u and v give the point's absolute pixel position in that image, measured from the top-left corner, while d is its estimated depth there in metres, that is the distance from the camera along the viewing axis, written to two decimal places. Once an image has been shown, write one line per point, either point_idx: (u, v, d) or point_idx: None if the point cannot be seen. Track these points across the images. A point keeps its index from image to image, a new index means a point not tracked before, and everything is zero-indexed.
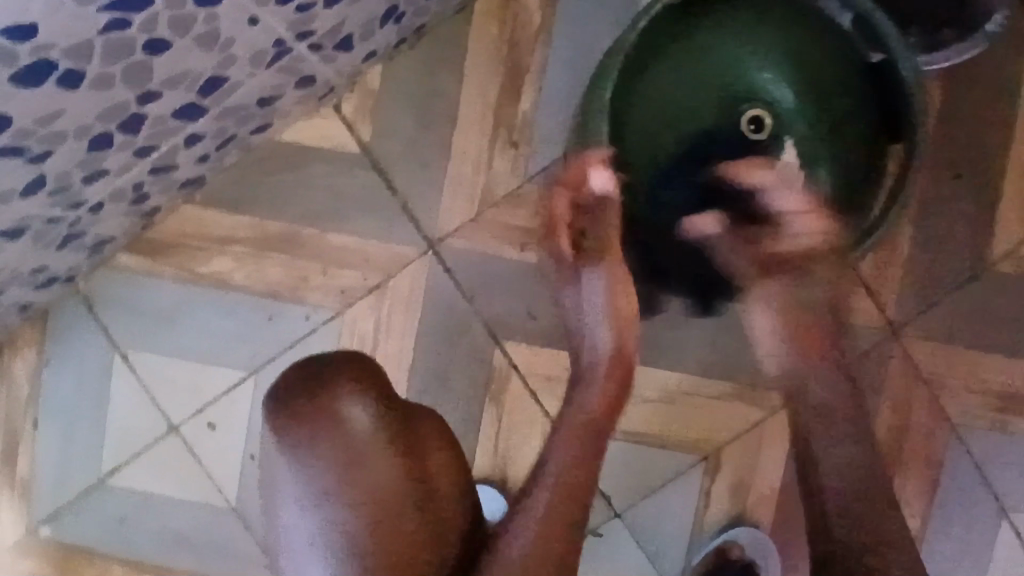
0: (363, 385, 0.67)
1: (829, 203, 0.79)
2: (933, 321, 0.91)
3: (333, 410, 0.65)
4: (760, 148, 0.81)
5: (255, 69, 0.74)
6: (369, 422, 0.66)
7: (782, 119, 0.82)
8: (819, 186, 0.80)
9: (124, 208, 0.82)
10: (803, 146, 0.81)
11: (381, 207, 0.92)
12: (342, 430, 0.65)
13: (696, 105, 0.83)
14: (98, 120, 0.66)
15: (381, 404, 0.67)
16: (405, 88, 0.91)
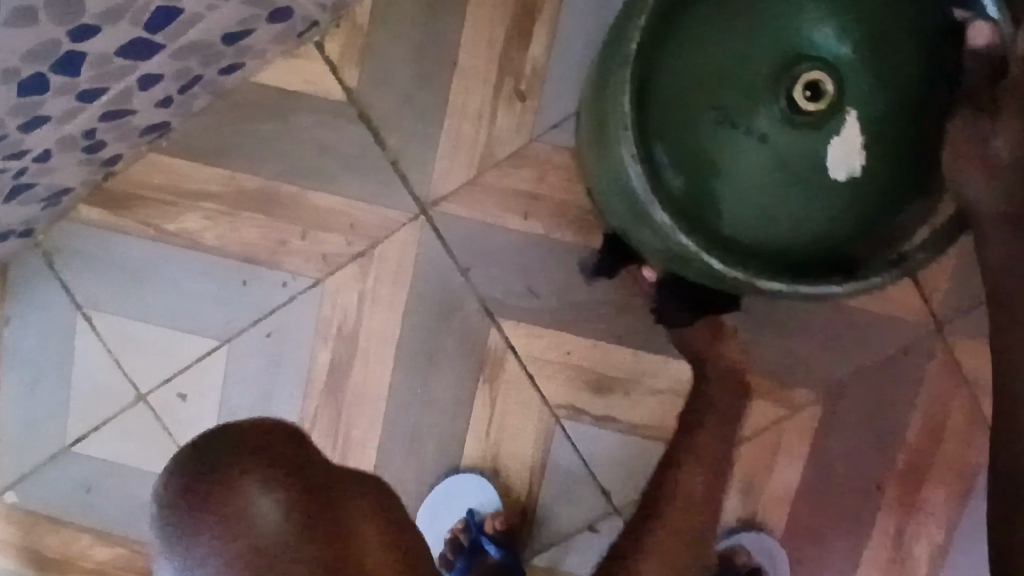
0: (266, 458, 0.34)
1: (874, 204, 0.58)
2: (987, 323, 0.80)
3: (221, 500, 0.33)
4: (812, 127, 0.56)
5: (217, 0, 0.63)
6: (279, 520, 0.33)
7: (842, 86, 0.56)
8: (870, 182, 0.58)
9: (76, 155, 0.75)
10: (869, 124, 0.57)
11: (368, 164, 0.81)
12: (236, 535, 0.32)
13: (728, 54, 0.58)
14: (24, 62, 0.56)
15: (298, 489, 0.34)
16: (398, 27, 0.79)
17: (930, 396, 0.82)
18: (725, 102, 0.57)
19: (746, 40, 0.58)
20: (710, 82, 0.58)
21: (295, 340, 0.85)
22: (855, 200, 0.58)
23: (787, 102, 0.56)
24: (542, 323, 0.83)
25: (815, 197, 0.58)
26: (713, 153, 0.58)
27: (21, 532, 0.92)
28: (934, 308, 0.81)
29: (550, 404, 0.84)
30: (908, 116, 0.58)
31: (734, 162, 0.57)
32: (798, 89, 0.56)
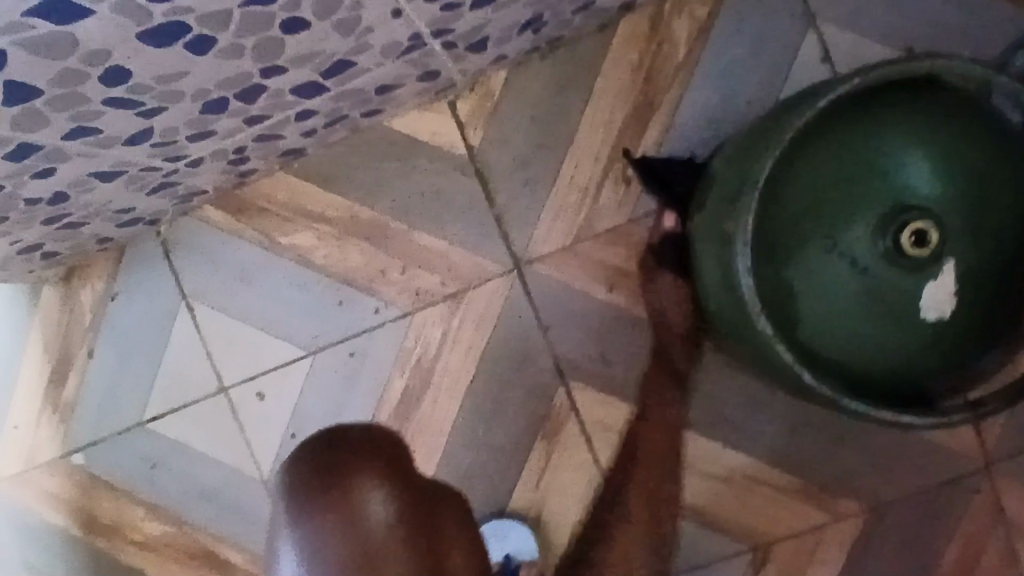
0: (389, 472, 0.54)
1: (953, 346, 0.64)
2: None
3: (348, 492, 0.52)
4: (913, 270, 0.61)
5: (384, 59, 0.71)
6: (387, 516, 0.52)
7: (945, 239, 0.61)
8: (952, 322, 0.63)
9: (222, 166, 0.83)
10: (965, 275, 0.62)
11: (475, 216, 0.88)
12: (356, 518, 0.51)
13: (846, 191, 0.63)
14: (217, 87, 0.63)
15: (404, 494, 0.54)
16: (526, 99, 0.86)
17: (968, 529, 0.84)
18: (835, 235, 0.63)
19: (865, 181, 0.63)
20: (825, 214, 0.63)
21: (374, 363, 0.90)
22: (944, 340, 0.63)
23: (897, 245, 0.60)
24: (609, 390, 0.88)
25: (908, 333, 0.63)
26: (814, 277, 0.63)
27: (78, 492, 0.97)
28: (986, 445, 0.84)
29: (602, 466, 0.88)
30: (999, 270, 0.63)
31: (830, 287, 0.63)
32: (906, 235, 0.60)
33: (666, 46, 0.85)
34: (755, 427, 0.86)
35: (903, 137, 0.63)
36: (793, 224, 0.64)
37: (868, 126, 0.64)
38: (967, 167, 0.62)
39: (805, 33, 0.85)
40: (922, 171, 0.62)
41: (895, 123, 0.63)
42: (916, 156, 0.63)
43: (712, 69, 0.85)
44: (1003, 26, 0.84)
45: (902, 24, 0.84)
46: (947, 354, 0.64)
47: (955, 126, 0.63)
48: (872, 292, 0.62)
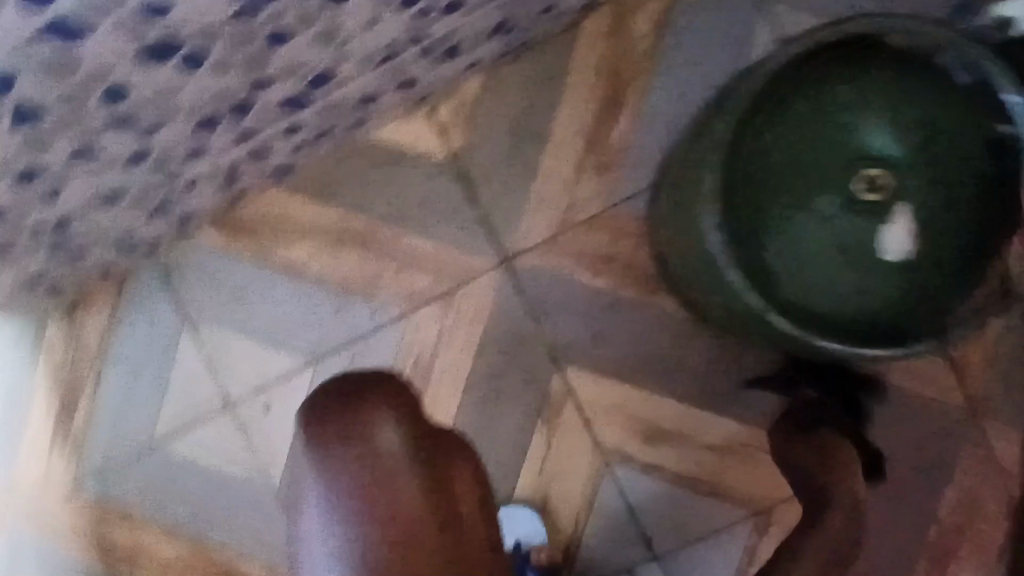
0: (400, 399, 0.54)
1: (914, 288, 0.68)
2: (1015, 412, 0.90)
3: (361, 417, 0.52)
4: (870, 213, 0.65)
5: (364, 69, 0.75)
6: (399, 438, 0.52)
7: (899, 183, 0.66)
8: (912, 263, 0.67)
9: (216, 185, 0.86)
10: (921, 218, 0.66)
11: (461, 216, 0.92)
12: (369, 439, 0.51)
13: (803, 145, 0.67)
14: (210, 103, 0.68)
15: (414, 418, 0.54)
16: (501, 102, 0.91)
17: (961, 471, 0.90)
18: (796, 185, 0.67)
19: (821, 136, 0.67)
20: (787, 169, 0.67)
21: (375, 366, 0.93)
22: (909, 282, 0.68)
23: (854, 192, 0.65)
24: (604, 372, 0.91)
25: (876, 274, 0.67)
26: (780, 226, 0.67)
27: (93, 520, 0.99)
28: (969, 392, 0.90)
29: (604, 448, 0.91)
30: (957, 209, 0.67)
31: (794, 234, 0.67)
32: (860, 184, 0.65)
33: (628, 42, 0.90)
34: (744, 395, 0.90)
35: (854, 92, 0.67)
36: (757, 181, 0.68)
37: (822, 83, 0.68)
38: (919, 116, 0.67)
39: (757, 20, 0.90)
40: (875, 122, 0.67)
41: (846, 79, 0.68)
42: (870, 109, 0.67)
43: (674, 59, 0.90)
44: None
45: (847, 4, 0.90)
46: (909, 296, 0.68)
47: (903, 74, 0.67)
48: (833, 235, 0.66)
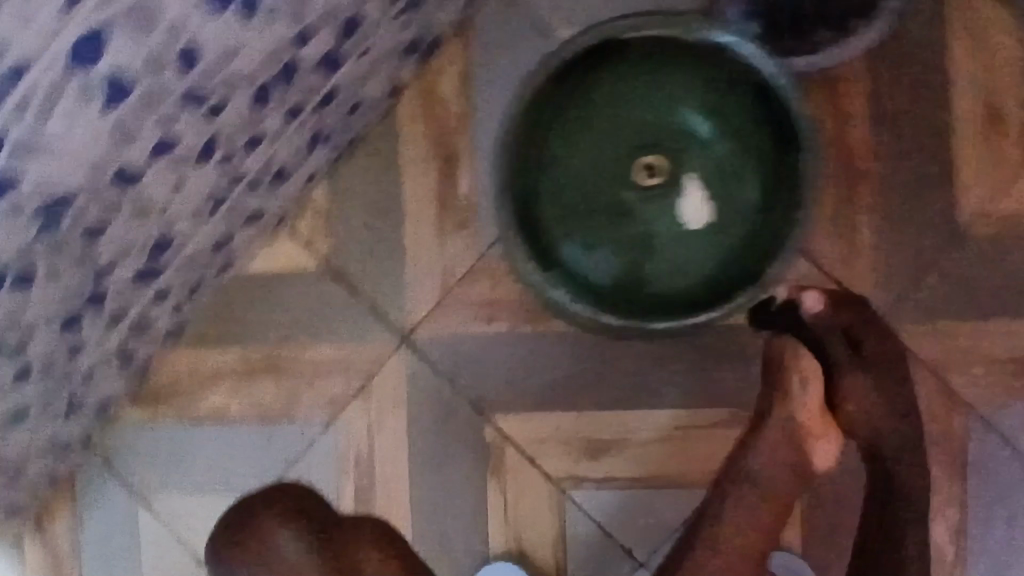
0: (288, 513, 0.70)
1: (729, 229, 0.80)
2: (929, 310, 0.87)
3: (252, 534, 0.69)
4: (660, 193, 0.81)
5: (198, 223, 0.80)
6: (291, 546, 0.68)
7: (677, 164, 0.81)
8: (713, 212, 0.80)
9: (115, 369, 0.90)
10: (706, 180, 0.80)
11: (351, 314, 0.96)
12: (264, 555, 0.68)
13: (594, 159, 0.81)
14: (65, 305, 0.72)
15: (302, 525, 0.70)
16: (349, 199, 0.95)
17: None
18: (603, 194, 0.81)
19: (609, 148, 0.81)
20: (590, 181, 0.81)
21: (320, 478, 0.96)
22: (722, 232, 0.80)
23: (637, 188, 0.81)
24: (527, 409, 0.93)
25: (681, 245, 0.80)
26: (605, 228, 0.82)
27: None
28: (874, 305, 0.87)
29: (555, 478, 0.93)
30: (738, 174, 0.80)
31: (616, 231, 0.81)
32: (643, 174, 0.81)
33: (441, 103, 0.95)
34: (663, 382, 0.92)
35: (628, 98, 0.81)
36: (567, 194, 0.82)
37: (591, 98, 0.81)
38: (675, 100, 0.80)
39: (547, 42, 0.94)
40: (643, 120, 0.81)
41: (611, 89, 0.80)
42: (634, 110, 0.81)
43: (489, 103, 0.94)
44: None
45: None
46: (728, 237, 0.80)
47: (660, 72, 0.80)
48: (645, 219, 0.81)
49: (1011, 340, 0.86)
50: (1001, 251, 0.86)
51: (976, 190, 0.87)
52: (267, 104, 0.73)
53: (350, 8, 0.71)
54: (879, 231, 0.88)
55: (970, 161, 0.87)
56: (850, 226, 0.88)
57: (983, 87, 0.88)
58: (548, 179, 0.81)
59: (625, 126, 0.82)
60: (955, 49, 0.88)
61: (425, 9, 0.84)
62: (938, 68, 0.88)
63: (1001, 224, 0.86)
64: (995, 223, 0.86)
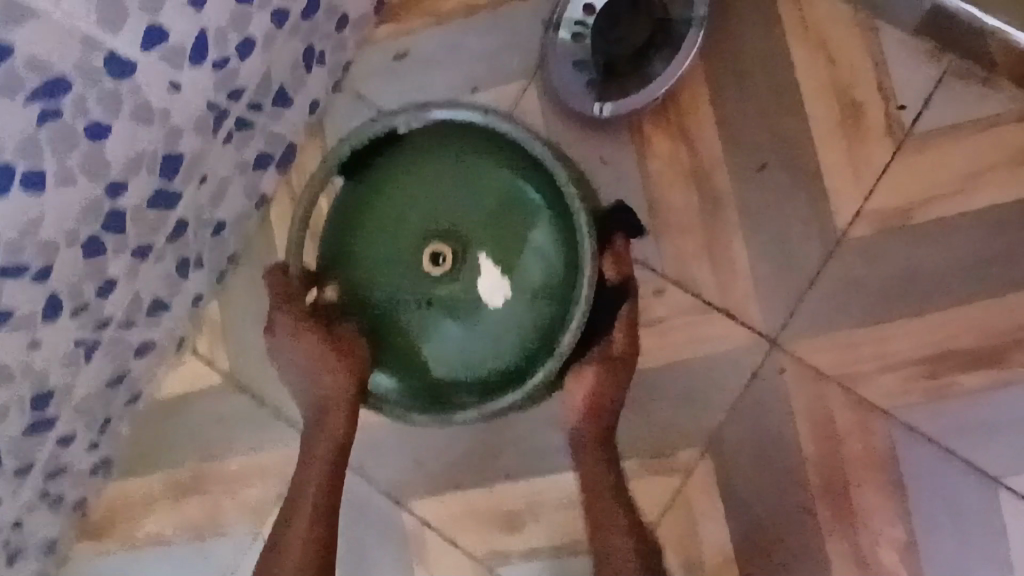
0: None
1: (545, 309, 0.69)
2: (819, 323, 0.83)
3: None
4: (452, 279, 0.67)
5: (78, 367, 0.83)
6: None
7: (469, 244, 0.68)
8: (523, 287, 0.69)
9: (47, 512, 0.94)
10: (507, 257, 0.69)
11: (260, 421, 0.97)
12: None
13: (394, 242, 0.69)
14: None
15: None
16: (242, 310, 0.98)
17: (805, 405, 0.84)
18: (396, 293, 0.69)
19: (410, 224, 0.69)
20: (381, 276, 0.69)
21: None
22: (539, 315, 0.69)
23: (435, 277, 0.68)
24: (439, 490, 0.91)
25: (507, 337, 0.69)
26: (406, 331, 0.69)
27: None
28: (764, 324, 0.84)
29: (481, 557, 0.90)
30: (563, 239, 0.70)
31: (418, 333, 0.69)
32: (433, 259, 0.67)
33: None
34: (568, 442, 0.89)
35: (409, 179, 0.70)
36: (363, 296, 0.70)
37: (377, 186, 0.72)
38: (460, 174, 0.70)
39: None
40: (427, 199, 0.69)
41: (394, 174, 0.71)
42: (419, 191, 0.70)
43: None
44: (535, 13, 0.92)
45: (462, 68, 0.94)
46: (545, 316, 0.69)
47: (454, 142, 0.72)
48: (449, 308, 0.68)
49: (915, 338, 0.82)
50: (885, 248, 0.83)
51: (847, 189, 0.84)
52: (105, 251, 0.76)
53: (162, 148, 0.75)
54: (755, 250, 0.85)
55: (834, 159, 0.84)
56: (724, 251, 0.86)
57: (832, 85, 0.84)
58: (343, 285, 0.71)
59: (408, 211, 0.69)
60: (798, 52, 0.85)
61: (261, 125, 0.87)
62: (782, 71, 0.85)
63: (879, 219, 0.83)
64: (873, 222, 0.83)
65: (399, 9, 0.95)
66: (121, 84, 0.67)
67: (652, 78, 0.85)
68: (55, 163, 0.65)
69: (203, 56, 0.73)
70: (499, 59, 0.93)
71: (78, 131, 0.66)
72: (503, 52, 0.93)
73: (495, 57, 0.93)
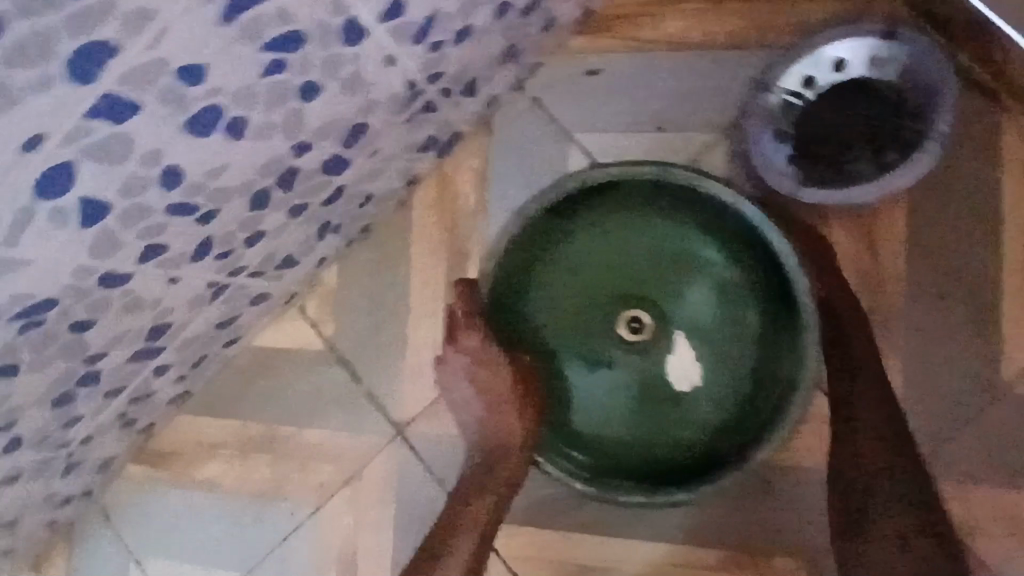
0: None
1: (720, 397, 0.74)
2: (968, 461, 0.80)
3: None
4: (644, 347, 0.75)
5: (199, 307, 0.81)
6: None
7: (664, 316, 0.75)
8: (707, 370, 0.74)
9: (116, 432, 0.92)
10: (700, 341, 0.75)
11: (350, 401, 0.95)
12: None
13: (600, 297, 0.76)
14: (54, 387, 0.74)
15: None
16: (359, 286, 0.95)
17: None
18: (589, 340, 0.76)
19: (612, 279, 0.76)
20: (578, 321, 0.76)
21: (302, 565, 0.94)
22: (714, 400, 0.74)
23: (628, 339, 0.75)
24: (519, 522, 0.88)
25: (682, 409, 0.74)
26: (588, 377, 0.76)
27: None
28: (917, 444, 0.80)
29: None
30: (757, 336, 0.73)
31: (598, 385, 0.75)
32: (629, 325, 0.75)
33: (458, 198, 0.93)
34: (663, 514, 0.85)
35: (624, 237, 0.76)
36: (557, 332, 0.76)
37: (591, 234, 0.76)
38: (678, 252, 0.76)
39: (566, 149, 0.91)
40: (643, 263, 0.76)
41: (613, 230, 0.76)
42: (634, 254, 0.76)
43: (503, 203, 0.93)
44: (742, 70, 0.87)
45: (651, 103, 0.89)
46: (717, 404, 0.74)
47: (665, 210, 0.75)
48: (641, 368, 0.75)
49: None
50: None
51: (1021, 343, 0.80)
52: (266, 205, 0.73)
53: (354, 117, 0.72)
54: (910, 377, 0.81)
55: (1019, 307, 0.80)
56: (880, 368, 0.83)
57: None
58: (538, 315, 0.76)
59: (619, 268, 0.76)
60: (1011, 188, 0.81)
61: (440, 111, 0.83)
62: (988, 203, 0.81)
63: None
64: None
65: (602, 24, 0.90)
66: (347, 51, 0.62)
67: (858, 180, 0.80)
68: (261, 115, 0.61)
69: (424, 36, 0.69)
70: (693, 105, 0.88)
71: (294, 88, 0.61)
72: (698, 98, 0.88)
73: (688, 101, 0.88)
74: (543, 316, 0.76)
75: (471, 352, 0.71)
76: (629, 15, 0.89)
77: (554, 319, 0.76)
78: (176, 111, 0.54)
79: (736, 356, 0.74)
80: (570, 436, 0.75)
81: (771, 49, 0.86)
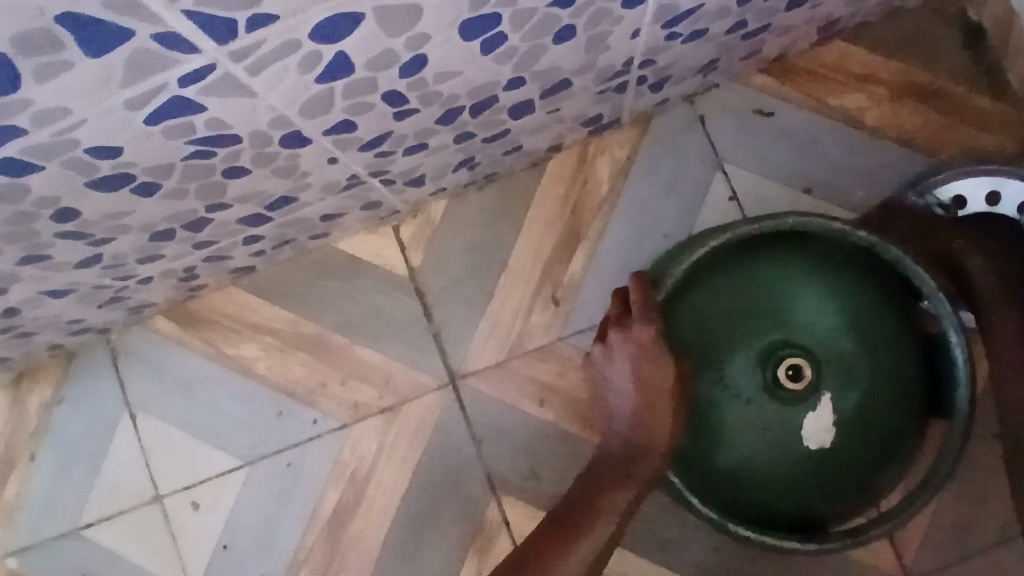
0: None
1: (851, 469, 0.69)
2: None
3: None
4: (791, 400, 0.68)
5: (326, 193, 0.78)
6: None
7: (821, 371, 0.68)
8: (850, 440, 0.69)
9: (172, 283, 0.87)
10: (849, 410, 0.69)
11: (414, 335, 0.93)
12: None
13: (758, 328, 0.70)
14: (164, 220, 0.69)
15: None
16: (464, 227, 0.93)
17: None
18: (734, 369, 0.69)
19: (777, 314, 0.70)
20: (729, 345, 0.70)
21: (311, 473, 0.93)
22: (843, 470, 0.69)
23: (779, 382, 0.68)
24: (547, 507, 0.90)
25: (811, 470, 0.69)
26: (722, 405, 0.69)
27: None
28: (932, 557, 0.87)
29: None
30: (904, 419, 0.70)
31: (732, 418, 0.69)
32: (783, 368, 0.68)
33: (590, 181, 0.93)
34: (684, 543, 0.88)
35: (804, 277, 0.70)
36: (705, 349, 0.70)
37: (769, 265, 0.71)
38: (856, 310, 0.70)
39: (711, 176, 0.91)
40: (815, 308, 0.70)
41: (793, 268, 0.71)
42: (809, 298, 0.70)
43: (633, 200, 0.92)
44: (899, 166, 0.90)
45: (806, 163, 0.91)
46: (847, 475, 0.70)
47: (845, 260, 0.71)
48: (785, 417, 0.68)
49: None
50: None
51: None
52: (449, 123, 0.71)
53: (570, 73, 0.70)
54: (944, 498, 0.88)
55: None
56: None
57: None
58: (689, 325, 0.71)
59: (789, 306, 0.70)
60: None
61: (624, 95, 0.82)
62: None
63: None
64: None
65: (789, 72, 0.91)
66: (617, 12, 0.61)
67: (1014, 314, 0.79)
68: (518, 40, 0.59)
69: (672, 25, 0.68)
70: (844, 180, 0.90)
71: (557, 26, 0.60)
72: (852, 177, 0.90)
73: (841, 176, 0.90)
74: (694, 330, 0.71)
75: (638, 344, 0.68)
76: (818, 73, 0.91)
77: (702, 335, 0.71)
78: (468, 8, 0.51)
79: (882, 433, 0.69)
80: (691, 460, 0.71)
81: (933, 160, 0.90)
